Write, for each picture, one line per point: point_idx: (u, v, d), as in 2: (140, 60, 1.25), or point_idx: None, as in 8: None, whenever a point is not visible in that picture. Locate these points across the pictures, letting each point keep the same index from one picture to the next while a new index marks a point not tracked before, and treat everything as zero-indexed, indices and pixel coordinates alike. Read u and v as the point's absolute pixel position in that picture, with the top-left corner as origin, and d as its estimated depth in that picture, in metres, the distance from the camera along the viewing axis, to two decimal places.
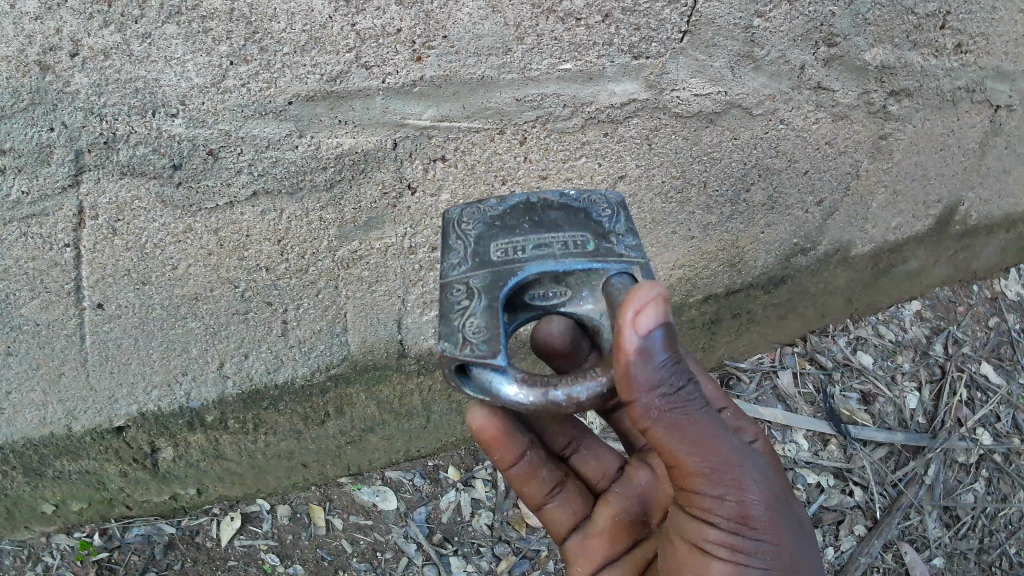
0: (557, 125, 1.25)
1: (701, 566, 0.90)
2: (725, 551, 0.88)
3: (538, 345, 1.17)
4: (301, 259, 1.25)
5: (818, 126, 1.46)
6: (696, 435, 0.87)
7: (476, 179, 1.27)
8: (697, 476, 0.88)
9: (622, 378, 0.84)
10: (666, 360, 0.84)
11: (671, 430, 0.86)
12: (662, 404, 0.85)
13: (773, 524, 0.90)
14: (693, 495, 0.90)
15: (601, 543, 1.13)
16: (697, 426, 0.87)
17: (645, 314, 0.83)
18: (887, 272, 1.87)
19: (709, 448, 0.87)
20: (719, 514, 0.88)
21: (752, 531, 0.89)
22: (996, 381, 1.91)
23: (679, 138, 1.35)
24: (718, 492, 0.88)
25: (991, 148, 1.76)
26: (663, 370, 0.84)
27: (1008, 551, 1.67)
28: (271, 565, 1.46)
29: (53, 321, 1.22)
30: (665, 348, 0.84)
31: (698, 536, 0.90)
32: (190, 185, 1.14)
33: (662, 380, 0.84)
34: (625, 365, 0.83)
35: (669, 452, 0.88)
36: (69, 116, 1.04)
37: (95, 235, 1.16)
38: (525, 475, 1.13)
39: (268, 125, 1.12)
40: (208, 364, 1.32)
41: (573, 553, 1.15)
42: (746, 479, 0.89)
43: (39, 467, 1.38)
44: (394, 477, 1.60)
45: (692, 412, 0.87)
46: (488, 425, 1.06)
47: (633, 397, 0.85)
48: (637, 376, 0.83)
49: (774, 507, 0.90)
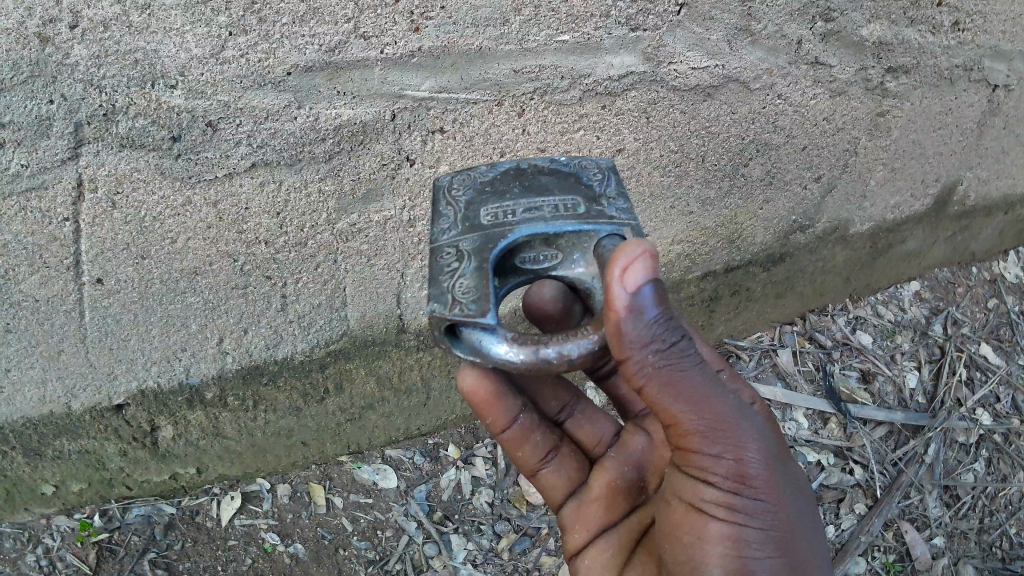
0: (556, 97, 1.25)
1: (699, 526, 0.89)
2: (722, 510, 0.88)
3: (531, 309, 1.18)
4: (300, 232, 1.25)
5: (816, 101, 1.46)
6: (692, 392, 0.86)
7: (475, 150, 1.27)
8: (692, 435, 0.88)
9: (613, 336, 0.84)
10: (656, 316, 0.84)
11: (665, 387, 0.85)
12: (655, 361, 0.85)
13: (771, 483, 0.89)
14: (689, 454, 0.90)
15: (598, 510, 1.13)
16: (690, 383, 0.86)
17: (633, 270, 0.83)
18: (886, 251, 1.87)
19: (705, 405, 0.87)
20: (716, 473, 0.88)
21: (750, 491, 0.88)
22: (996, 361, 1.92)
23: (677, 111, 1.35)
24: (715, 451, 0.88)
25: (989, 128, 1.76)
26: (654, 326, 0.84)
27: (1009, 532, 1.68)
28: (271, 544, 1.46)
29: (52, 297, 1.21)
30: (655, 305, 0.84)
31: (695, 496, 0.90)
32: (189, 157, 1.14)
33: (653, 337, 0.84)
34: (615, 323, 0.84)
35: (663, 410, 0.87)
36: (69, 88, 1.05)
37: (95, 209, 1.16)
38: (518, 439, 1.13)
39: (267, 95, 1.12)
40: (207, 340, 1.32)
41: (569, 519, 1.15)
42: (745, 437, 0.88)
43: (38, 447, 1.38)
44: (395, 455, 1.61)
45: (687, 370, 0.86)
46: (479, 388, 1.06)
47: (625, 355, 0.85)
48: (628, 333, 0.83)
49: (773, 467, 0.89)
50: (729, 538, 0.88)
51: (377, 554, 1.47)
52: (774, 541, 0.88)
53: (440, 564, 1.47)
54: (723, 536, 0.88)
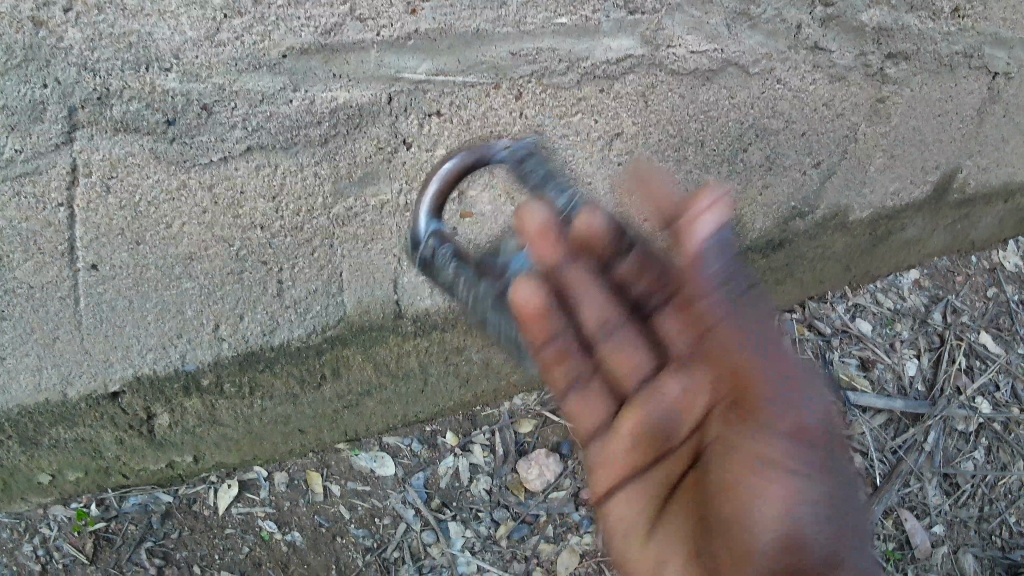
0: (553, 80, 1.24)
1: (752, 468, 0.79)
2: (783, 456, 0.78)
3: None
4: (296, 217, 1.24)
5: (814, 86, 1.45)
6: (759, 338, 0.83)
7: (472, 134, 1.25)
8: (755, 375, 0.81)
9: (687, 270, 0.83)
10: (729, 261, 0.82)
11: (733, 330, 0.82)
12: (725, 305, 0.83)
13: (833, 439, 0.80)
14: (750, 392, 0.81)
15: (626, 458, 0.89)
16: (756, 331, 0.83)
17: (719, 210, 0.81)
18: (885, 239, 1.86)
19: (771, 353, 0.82)
20: (780, 420, 0.80)
21: (813, 444, 0.79)
22: (995, 350, 1.93)
23: (675, 95, 1.34)
24: (784, 394, 0.80)
25: (989, 115, 1.75)
26: (728, 269, 0.82)
27: (1008, 520, 1.69)
28: (269, 532, 1.48)
29: (47, 284, 1.20)
30: (731, 251, 0.82)
31: (753, 439, 0.80)
32: (184, 140, 1.13)
33: (726, 280, 0.82)
34: (688, 263, 0.82)
35: (726, 351, 0.82)
36: (62, 72, 1.03)
37: (89, 194, 1.15)
38: (545, 341, 1.03)
39: (263, 78, 1.12)
40: (203, 326, 1.31)
41: (592, 462, 0.91)
42: (812, 387, 0.82)
43: (34, 436, 1.36)
44: (392, 442, 1.59)
45: (757, 319, 0.83)
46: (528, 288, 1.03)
47: (698, 291, 0.83)
48: (701, 276, 0.82)
49: (834, 425, 0.81)
50: (784, 489, 0.77)
51: (375, 541, 1.49)
52: (836, 507, 0.77)
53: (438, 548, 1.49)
54: (778, 485, 0.77)
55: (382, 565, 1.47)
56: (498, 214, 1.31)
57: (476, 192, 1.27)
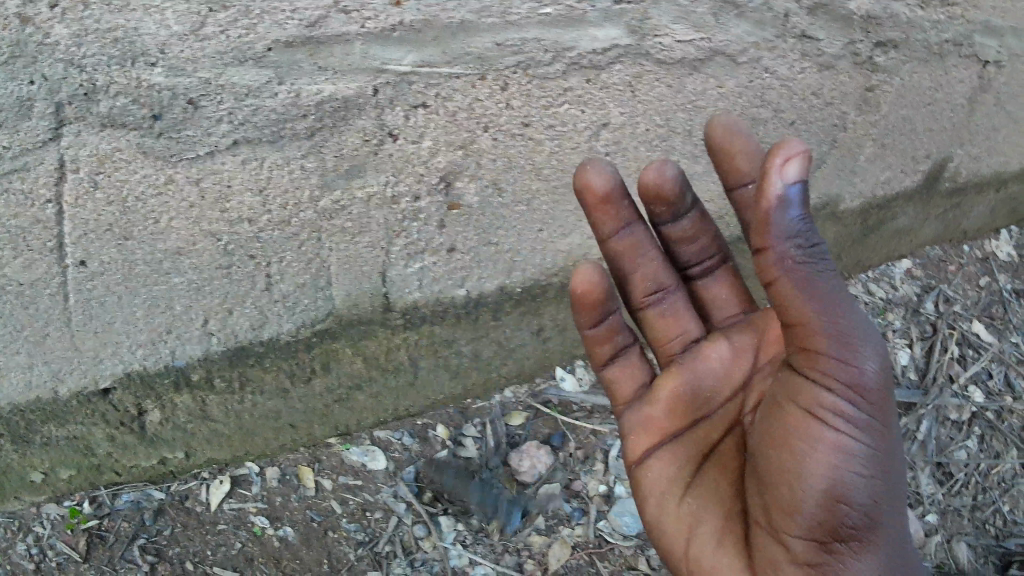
0: (539, 71, 1.24)
1: (812, 432, 0.90)
2: (838, 420, 0.89)
3: (646, 185, 1.15)
4: (283, 211, 1.24)
5: (803, 75, 1.45)
6: (827, 294, 0.86)
7: (459, 126, 1.25)
8: (819, 338, 0.87)
9: (758, 223, 0.84)
10: (802, 215, 0.84)
11: (802, 284, 0.85)
12: (797, 256, 0.84)
13: (882, 397, 0.90)
14: (814, 357, 0.88)
15: (665, 419, 1.12)
16: (824, 285, 0.85)
17: (792, 165, 0.83)
18: (876, 229, 1.87)
19: (836, 310, 0.86)
20: (837, 381, 0.88)
21: (864, 403, 0.89)
22: (988, 339, 1.93)
23: (662, 85, 1.33)
24: (843, 357, 0.87)
25: (980, 105, 1.74)
26: (800, 223, 0.84)
27: (1002, 509, 1.69)
28: (261, 528, 1.47)
29: (36, 281, 1.20)
30: (800, 203, 0.84)
31: (812, 402, 0.90)
32: (170, 135, 1.13)
33: (798, 232, 0.84)
34: (762, 211, 0.84)
35: (791, 307, 0.86)
36: (49, 68, 1.03)
37: (76, 190, 1.14)
38: (604, 335, 1.18)
39: (248, 72, 1.11)
40: (192, 321, 1.31)
41: (632, 425, 1.14)
42: (868, 347, 0.88)
43: (26, 434, 1.36)
44: (383, 436, 1.60)
45: (823, 271, 0.85)
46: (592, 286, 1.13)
47: (768, 244, 0.84)
48: (774, 224, 0.83)
49: (887, 382, 0.90)
50: (836, 448, 0.90)
51: (367, 535, 1.49)
52: (876, 459, 0.91)
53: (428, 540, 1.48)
54: (832, 445, 0.90)
55: (374, 560, 1.46)
56: (486, 203, 1.35)
57: (464, 183, 1.32)
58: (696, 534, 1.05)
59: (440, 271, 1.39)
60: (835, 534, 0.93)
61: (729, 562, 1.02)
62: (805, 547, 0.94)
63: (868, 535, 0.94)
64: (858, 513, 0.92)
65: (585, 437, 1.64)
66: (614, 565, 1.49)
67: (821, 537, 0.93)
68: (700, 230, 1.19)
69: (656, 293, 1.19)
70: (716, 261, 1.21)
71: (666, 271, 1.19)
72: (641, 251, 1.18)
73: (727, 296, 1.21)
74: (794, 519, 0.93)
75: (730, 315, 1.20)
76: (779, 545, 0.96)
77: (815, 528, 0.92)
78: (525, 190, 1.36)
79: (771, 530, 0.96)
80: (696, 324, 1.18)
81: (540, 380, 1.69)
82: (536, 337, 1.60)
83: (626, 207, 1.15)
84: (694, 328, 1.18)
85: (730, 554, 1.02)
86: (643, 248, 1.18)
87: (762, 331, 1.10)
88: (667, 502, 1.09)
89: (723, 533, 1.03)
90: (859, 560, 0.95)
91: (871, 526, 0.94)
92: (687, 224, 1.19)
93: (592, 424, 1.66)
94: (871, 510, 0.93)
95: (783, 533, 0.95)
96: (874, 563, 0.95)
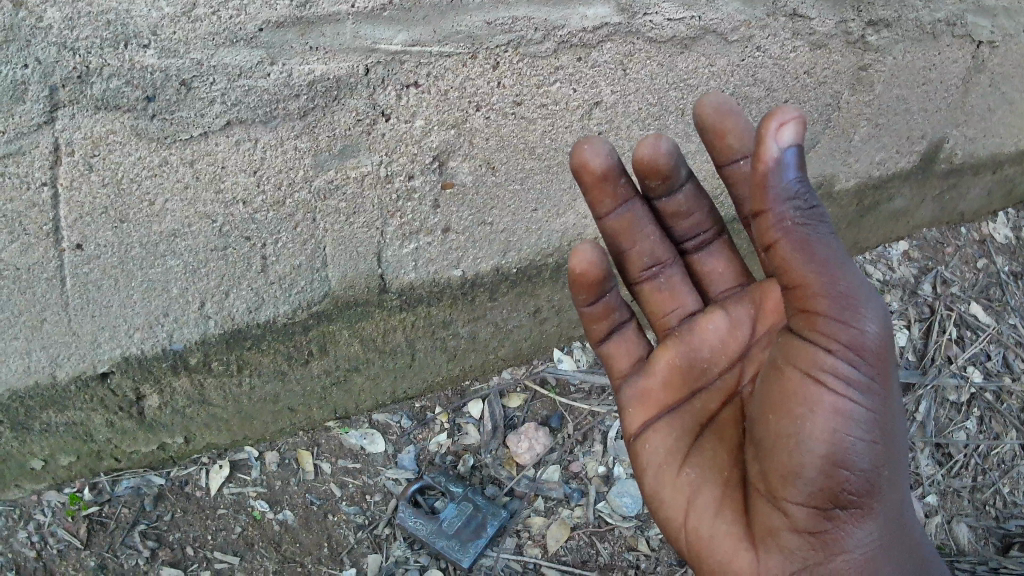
0: (530, 50, 1.25)
1: (812, 395, 0.91)
2: (838, 383, 0.89)
3: (641, 161, 1.14)
4: (276, 191, 1.25)
5: (795, 54, 1.45)
6: (826, 256, 0.87)
7: (451, 105, 1.26)
8: (820, 299, 0.88)
9: (756, 186, 0.86)
10: (797, 177, 0.86)
11: (800, 246, 0.87)
12: (795, 217, 0.86)
13: (882, 360, 0.90)
14: (814, 319, 0.89)
15: (663, 390, 1.12)
16: (824, 247, 0.87)
17: (787, 130, 0.84)
18: (872, 210, 1.87)
19: (835, 271, 0.87)
20: (836, 342, 0.88)
21: (864, 365, 0.89)
22: (986, 321, 1.92)
23: (653, 64, 1.34)
24: (842, 318, 0.88)
25: (974, 86, 1.74)
26: (795, 185, 0.86)
27: (1002, 490, 1.68)
28: (261, 512, 1.48)
29: (33, 265, 1.20)
30: (796, 166, 0.86)
31: (812, 364, 0.90)
32: (164, 117, 1.13)
33: (795, 193, 0.86)
34: (760, 173, 0.86)
35: (791, 269, 0.88)
36: (43, 51, 1.03)
37: (72, 173, 1.14)
38: (601, 312, 1.16)
39: (240, 53, 1.11)
40: (189, 304, 1.32)
41: (629, 398, 1.14)
42: (870, 309, 0.89)
43: (25, 421, 1.36)
44: (382, 419, 1.61)
45: (822, 233, 0.87)
46: (591, 267, 1.12)
47: (766, 207, 0.87)
48: (772, 185, 0.85)
49: (886, 344, 0.90)
50: (836, 411, 0.90)
51: (366, 518, 1.50)
52: (877, 424, 0.91)
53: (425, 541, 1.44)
54: (832, 406, 0.90)
55: (373, 542, 1.47)
56: (480, 182, 1.36)
57: (457, 162, 1.32)
58: (694, 504, 1.05)
59: (435, 252, 1.41)
60: (835, 500, 0.93)
61: (727, 530, 1.01)
62: (805, 513, 0.94)
63: (867, 501, 0.94)
64: (859, 478, 0.92)
65: (582, 418, 1.65)
66: (613, 547, 1.49)
67: (820, 502, 0.93)
68: (694, 205, 1.19)
69: (652, 268, 1.19)
70: (713, 234, 1.21)
71: (663, 245, 1.19)
72: (637, 228, 1.17)
73: (723, 269, 1.21)
74: (793, 485, 0.93)
75: (726, 289, 1.20)
76: (779, 511, 0.96)
77: (815, 492, 0.92)
78: (518, 168, 1.37)
79: (770, 496, 0.96)
80: (693, 297, 1.19)
81: (538, 362, 1.72)
82: (533, 319, 1.63)
83: (623, 186, 1.13)
84: (692, 302, 1.18)
85: (728, 522, 1.01)
86: (640, 225, 1.17)
87: (759, 301, 1.11)
88: (665, 474, 1.09)
89: (721, 501, 1.02)
90: (857, 526, 0.95)
91: (870, 493, 0.94)
92: (681, 198, 1.19)
93: (590, 404, 1.67)
94: (872, 477, 0.93)
95: (782, 499, 0.95)
96: (872, 528, 0.96)
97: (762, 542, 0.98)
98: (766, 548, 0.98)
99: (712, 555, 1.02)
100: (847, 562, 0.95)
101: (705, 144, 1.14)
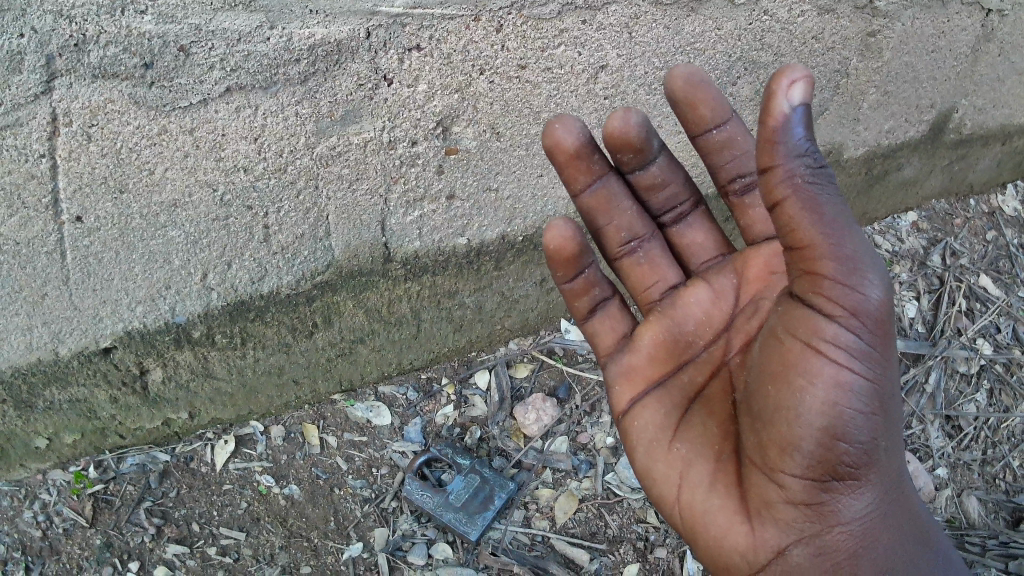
0: (533, 12, 1.23)
1: (811, 365, 0.88)
2: (837, 352, 0.87)
3: (611, 135, 1.11)
4: (278, 158, 1.23)
5: (804, 18, 1.43)
6: (835, 216, 0.85)
7: (453, 69, 1.24)
8: (826, 261, 0.85)
9: (765, 142, 0.84)
10: (808, 136, 0.84)
11: (808, 205, 0.84)
12: (805, 175, 0.85)
13: (884, 329, 0.87)
14: (818, 284, 0.87)
15: (650, 365, 1.10)
16: (833, 207, 0.85)
17: (797, 88, 0.83)
18: (881, 179, 1.86)
19: (844, 232, 0.85)
20: (840, 307, 0.86)
21: (866, 334, 0.87)
22: (996, 293, 1.89)
23: (660, 27, 1.32)
24: (847, 282, 0.85)
25: (984, 54, 1.71)
26: (806, 143, 0.84)
27: (1012, 463, 1.66)
28: (266, 487, 1.47)
29: (33, 239, 1.18)
30: (805, 125, 0.84)
31: (813, 334, 0.88)
32: (162, 84, 1.11)
33: (806, 152, 0.84)
34: (768, 130, 0.84)
35: (799, 228, 0.85)
36: (39, 20, 1.02)
37: (70, 143, 1.12)
38: (581, 289, 1.15)
39: (239, 16, 1.09)
40: (191, 276, 1.30)
41: (616, 374, 1.12)
42: (874, 273, 0.86)
43: (28, 398, 1.35)
44: (388, 392, 1.61)
45: (830, 194, 0.85)
46: (565, 244, 1.11)
47: (775, 162, 0.85)
48: (782, 142, 0.84)
49: (889, 312, 0.87)
50: (837, 381, 0.87)
51: (372, 492, 1.49)
52: (877, 396, 0.89)
53: (432, 513, 1.44)
54: (833, 377, 0.87)
55: (380, 516, 1.46)
56: (485, 148, 1.35)
57: (461, 127, 1.31)
58: (687, 478, 1.02)
59: (440, 220, 1.40)
60: (832, 473, 0.92)
61: (720, 504, 0.99)
62: (802, 485, 0.92)
63: (863, 473, 0.93)
64: (857, 451, 0.91)
65: (591, 389, 1.64)
66: (622, 519, 1.48)
67: (818, 474, 0.91)
68: (670, 176, 1.16)
69: (631, 243, 1.17)
70: (690, 205, 1.19)
71: (641, 220, 1.17)
72: (614, 204, 1.15)
73: (703, 240, 1.18)
74: (791, 457, 0.91)
75: (707, 259, 1.18)
76: (773, 482, 0.94)
77: (813, 464, 0.91)
78: (523, 134, 1.36)
79: (765, 468, 0.94)
80: (674, 271, 1.16)
81: (545, 333, 1.72)
82: (540, 288, 1.63)
83: (596, 161, 1.11)
84: (673, 276, 1.16)
85: (721, 496, 0.99)
86: (616, 200, 1.15)
87: (741, 270, 1.10)
88: (656, 449, 1.06)
89: (714, 475, 1.00)
90: (853, 497, 0.94)
91: (867, 464, 0.93)
92: (656, 170, 1.15)
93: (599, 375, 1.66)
94: (869, 448, 0.91)
95: (778, 472, 0.93)
96: (867, 499, 0.96)
97: (757, 515, 0.96)
98: (760, 520, 0.96)
99: (706, 530, 1.00)
100: (842, 533, 0.95)
101: (677, 116, 1.12)
